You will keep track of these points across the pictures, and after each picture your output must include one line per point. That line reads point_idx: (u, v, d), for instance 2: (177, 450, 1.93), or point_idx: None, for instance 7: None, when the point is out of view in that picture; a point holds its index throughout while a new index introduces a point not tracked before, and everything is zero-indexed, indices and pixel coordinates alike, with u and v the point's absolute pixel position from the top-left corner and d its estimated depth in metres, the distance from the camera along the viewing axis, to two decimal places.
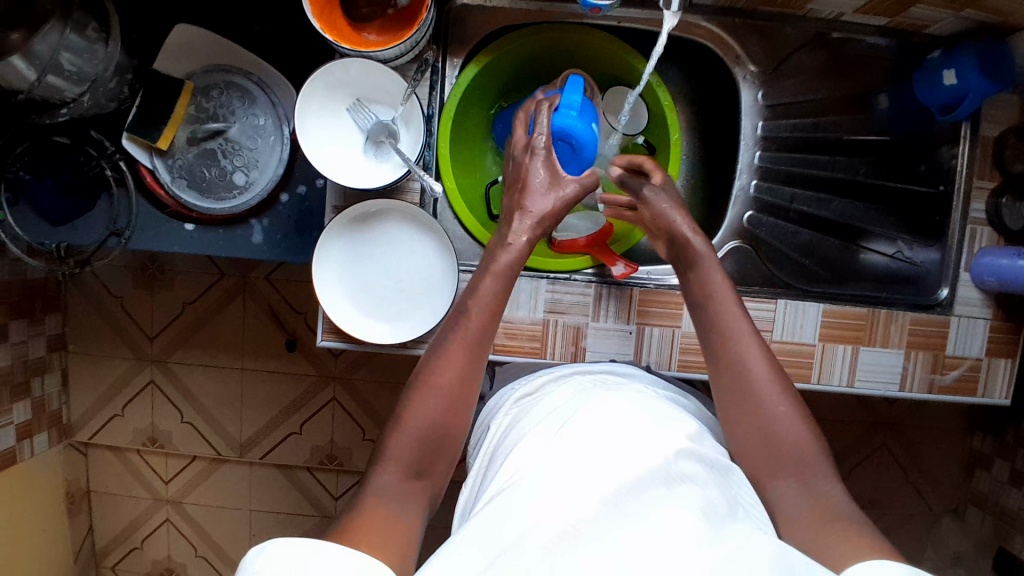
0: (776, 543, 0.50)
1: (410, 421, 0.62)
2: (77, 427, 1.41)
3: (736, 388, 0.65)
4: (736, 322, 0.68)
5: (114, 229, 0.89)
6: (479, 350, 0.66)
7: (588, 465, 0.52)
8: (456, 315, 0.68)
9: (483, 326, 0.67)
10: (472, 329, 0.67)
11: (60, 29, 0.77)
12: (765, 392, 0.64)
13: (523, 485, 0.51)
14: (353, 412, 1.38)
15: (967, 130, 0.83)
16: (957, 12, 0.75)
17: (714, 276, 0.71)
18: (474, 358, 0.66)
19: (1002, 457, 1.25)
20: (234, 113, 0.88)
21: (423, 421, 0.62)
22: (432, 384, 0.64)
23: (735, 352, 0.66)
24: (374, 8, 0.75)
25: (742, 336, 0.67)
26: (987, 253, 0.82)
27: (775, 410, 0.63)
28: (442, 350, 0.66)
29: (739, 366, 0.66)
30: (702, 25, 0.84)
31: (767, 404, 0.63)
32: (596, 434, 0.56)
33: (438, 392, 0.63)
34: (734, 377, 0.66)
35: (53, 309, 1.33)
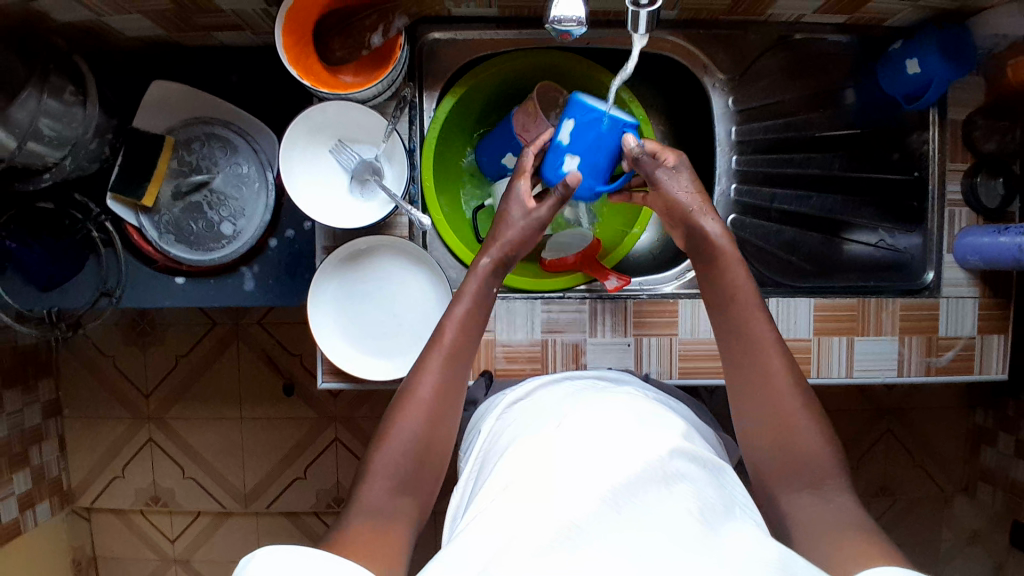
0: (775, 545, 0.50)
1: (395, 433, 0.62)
2: (78, 492, 1.38)
3: (753, 381, 0.65)
4: (755, 318, 0.67)
5: (104, 289, 0.90)
6: (459, 360, 0.67)
7: (589, 467, 0.53)
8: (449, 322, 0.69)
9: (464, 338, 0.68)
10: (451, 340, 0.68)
11: (36, 95, 0.76)
12: (785, 392, 0.63)
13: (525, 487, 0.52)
14: (358, 450, 1.37)
15: (934, 116, 0.85)
16: (915, 2, 0.77)
17: (733, 275, 0.70)
18: (466, 364, 0.67)
19: (1007, 430, 1.25)
20: (217, 164, 0.89)
21: (408, 437, 0.62)
22: (415, 396, 0.64)
23: (754, 350, 0.66)
24: (348, 51, 0.76)
25: (756, 330, 0.67)
26: (968, 233, 0.84)
27: (789, 407, 0.63)
28: (423, 368, 0.66)
29: (761, 364, 0.65)
30: (668, 38, 0.86)
31: (782, 402, 0.63)
32: (595, 439, 0.56)
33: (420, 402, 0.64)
34: (749, 373, 0.65)
35: (44, 375, 1.32)
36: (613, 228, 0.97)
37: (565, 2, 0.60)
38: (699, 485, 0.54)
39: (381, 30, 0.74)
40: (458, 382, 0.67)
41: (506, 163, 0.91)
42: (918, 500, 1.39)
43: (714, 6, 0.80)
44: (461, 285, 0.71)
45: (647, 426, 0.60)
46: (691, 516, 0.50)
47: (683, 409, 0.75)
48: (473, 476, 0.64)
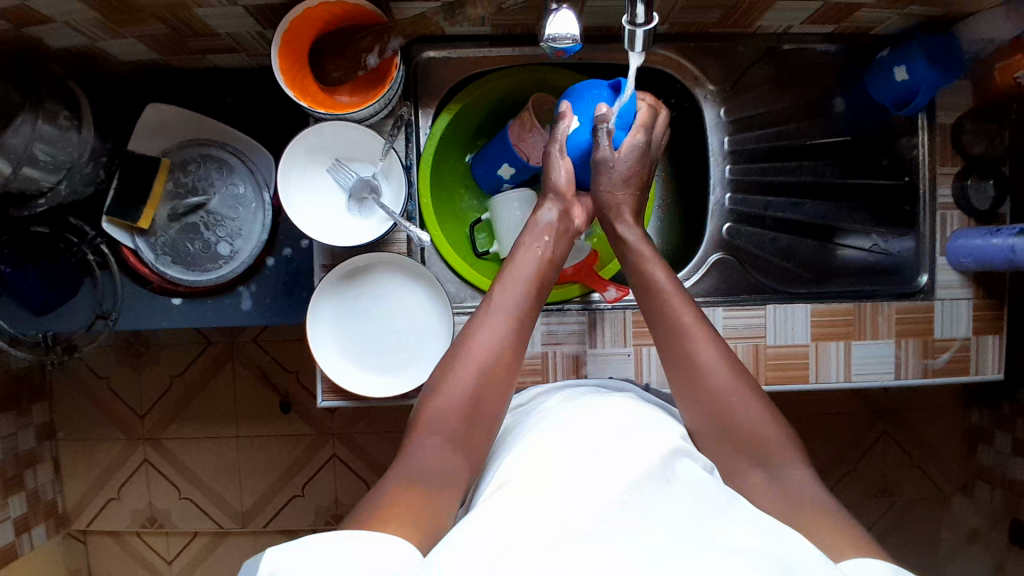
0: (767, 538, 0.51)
1: (451, 384, 0.65)
2: (73, 516, 1.37)
3: (685, 371, 0.68)
4: (680, 308, 0.71)
5: (100, 311, 0.89)
6: (519, 316, 0.71)
7: (600, 490, 0.54)
8: (464, 339, 0.69)
9: (525, 298, 0.72)
10: (514, 295, 0.72)
11: (31, 120, 0.76)
12: (720, 378, 0.66)
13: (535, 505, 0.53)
14: (357, 467, 1.36)
15: (924, 120, 0.87)
16: (901, 10, 0.78)
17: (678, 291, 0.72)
18: (485, 380, 0.66)
19: (1003, 429, 1.26)
20: (213, 185, 0.89)
21: (464, 388, 0.65)
22: (474, 345, 0.68)
23: (682, 340, 0.69)
24: (344, 71, 0.76)
25: (682, 319, 0.70)
26: (960, 235, 0.85)
27: (726, 391, 0.66)
28: (439, 380, 0.66)
29: (691, 352, 0.68)
30: (658, 51, 0.86)
31: (721, 388, 0.66)
32: (613, 450, 0.59)
33: (479, 353, 0.67)
34: (681, 364, 0.68)
35: (38, 399, 1.30)
36: (610, 237, 0.97)
37: (561, 20, 0.60)
38: (707, 492, 0.56)
39: (376, 51, 0.73)
40: (520, 340, 0.70)
41: (501, 175, 0.91)
42: (917, 501, 1.40)
43: (704, 19, 0.81)
44: (489, 295, 0.72)
45: (649, 433, 0.62)
46: (698, 521, 0.52)
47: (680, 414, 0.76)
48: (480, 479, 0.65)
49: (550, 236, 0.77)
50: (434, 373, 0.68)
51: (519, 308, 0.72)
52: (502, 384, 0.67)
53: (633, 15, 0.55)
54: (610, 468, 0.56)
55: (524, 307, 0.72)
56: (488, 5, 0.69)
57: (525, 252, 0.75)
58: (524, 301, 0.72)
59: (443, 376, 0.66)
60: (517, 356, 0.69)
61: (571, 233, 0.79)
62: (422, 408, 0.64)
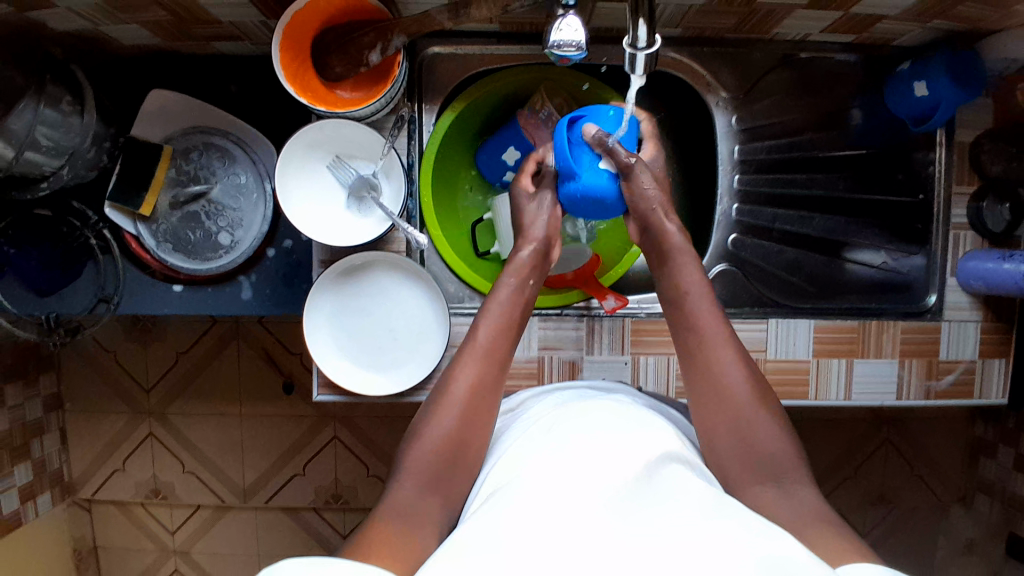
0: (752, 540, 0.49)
1: (430, 430, 0.64)
2: (78, 484, 1.40)
3: (710, 389, 0.66)
4: (708, 321, 0.69)
5: (102, 295, 0.90)
6: (498, 356, 0.69)
7: (586, 511, 0.53)
8: (454, 367, 0.68)
9: (504, 337, 0.70)
10: (495, 334, 0.70)
11: (33, 105, 0.76)
12: (745, 394, 0.65)
13: (522, 515, 0.52)
14: (356, 449, 1.37)
15: (942, 136, 0.84)
16: (925, 23, 0.75)
17: (701, 304, 0.70)
18: (472, 411, 0.65)
19: (1006, 443, 1.24)
20: (215, 174, 0.89)
21: (444, 430, 0.63)
22: (452, 391, 0.66)
23: (710, 356, 0.68)
24: (347, 67, 0.74)
25: (705, 329, 0.69)
26: (971, 258, 0.82)
27: (748, 409, 0.64)
28: (431, 409, 0.66)
29: (717, 366, 0.67)
30: (670, 56, 0.84)
31: (744, 407, 0.65)
32: (608, 463, 0.59)
33: (458, 397, 0.65)
34: (705, 376, 0.67)
35: (45, 370, 1.32)
36: (612, 244, 0.96)
37: (566, 27, 0.59)
38: (696, 488, 0.57)
39: (379, 47, 0.72)
40: (496, 381, 0.68)
41: (507, 160, 0.91)
42: (914, 509, 1.39)
43: (719, 25, 0.78)
44: (477, 318, 0.71)
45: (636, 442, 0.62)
46: (691, 512, 0.53)
47: (676, 416, 0.76)
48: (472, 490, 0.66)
49: (529, 276, 0.75)
50: (425, 403, 0.67)
51: (503, 327, 0.71)
52: (487, 416, 0.66)
53: (635, 38, 0.54)
54: (607, 475, 0.57)
55: (500, 347, 0.70)
56: (492, 6, 0.66)
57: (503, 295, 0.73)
58: (507, 320, 0.71)
59: (423, 419, 0.65)
60: (498, 375, 0.69)
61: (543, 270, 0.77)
62: (405, 449, 0.64)
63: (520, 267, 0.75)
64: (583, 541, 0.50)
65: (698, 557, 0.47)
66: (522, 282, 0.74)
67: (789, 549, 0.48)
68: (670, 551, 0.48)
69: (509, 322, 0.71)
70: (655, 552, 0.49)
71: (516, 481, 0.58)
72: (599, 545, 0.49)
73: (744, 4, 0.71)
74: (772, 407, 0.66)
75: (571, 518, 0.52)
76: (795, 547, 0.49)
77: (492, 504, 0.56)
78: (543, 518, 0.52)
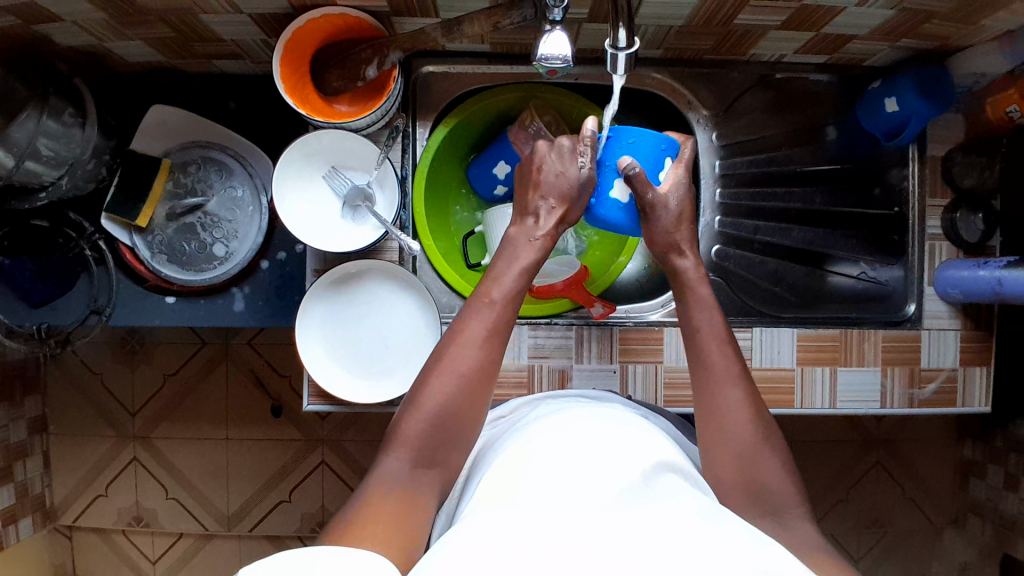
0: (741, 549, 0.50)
1: (425, 401, 0.65)
2: (59, 511, 1.37)
3: (711, 420, 0.67)
4: (723, 359, 0.70)
5: (95, 306, 0.90)
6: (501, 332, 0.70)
7: (581, 516, 0.53)
8: (440, 355, 0.68)
9: (509, 318, 0.71)
10: (500, 313, 0.71)
11: (37, 115, 0.78)
12: (747, 435, 0.66)
13: (514, 522, 0.53)
14: (344, 474, 1.36)
15: (914, 151, 0.88)
16: (894, 43, 0.80)
17: (713, 337, 0.72)
18: (460, 399, 0.66)
19: (995, 462, 1.25)
20: (212, 186, 0.90)
21: (440, 403, 0.65)
22: (452, 364, 0.67)
23: (714, 390, 0.69)
24: (344, 82, 0.78)
25: (719, 368, 0.70)
26: (948, 267, 0.85)
27: (751, 445, 0.65)
28: (417, 397, 0.66)
29: (721, 404, 0.68)
30: (653, 75, 0.88)
31: (749, 446, 0.65)
32: (601, 473, 0.59)
33: (456, 369, 0.66)
34: (706, 408, 0.68)
35: (31, 392, 1.30)
36: (603, 257, 0.98)
37: (553, 41, 0.61)
38: (688, 493, 0.59)
39: (375, 63, 0.75)
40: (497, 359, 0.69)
41: (498, 174, 0.93)
42: (907, 533, 1.38)
43: (697, 46, 0.83)
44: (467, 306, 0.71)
45: (629, 451, 0.63)
46: (691, 513, 0.55)
47: (664, 422, 0.77)
48: (462, 488, 0.66)
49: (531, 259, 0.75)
50: (411, 389, 0.67)
51: (498, 316, 0.70)
52: (484, 390, 0.67)
53: (615, 39, 0.57)
54: (605, 480, 0.58)
55: (499, 326, 0.70)
56: (484, 23, 0.70)
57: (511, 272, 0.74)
58: (504, 307, 0.71)
59: (416, 395, 0.66)
60: (491, 361, 0.68)
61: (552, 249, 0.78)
62: (401, 419, 0.65)
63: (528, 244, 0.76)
64: (575, 544, 0.50)
65: (697, 556, 0.48)
66: (533, 261, 0.75)
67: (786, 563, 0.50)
68: (661, 546, 0.49)
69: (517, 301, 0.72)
70: (652, 546, 0.50)
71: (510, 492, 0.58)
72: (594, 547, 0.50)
73: (720, 25, 0.76)
74: (773, 443, 0.66)
75: (572, 524, 0.52)
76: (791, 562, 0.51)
77: (482, 514, 0.56)
78: (534, 526, 0.52)
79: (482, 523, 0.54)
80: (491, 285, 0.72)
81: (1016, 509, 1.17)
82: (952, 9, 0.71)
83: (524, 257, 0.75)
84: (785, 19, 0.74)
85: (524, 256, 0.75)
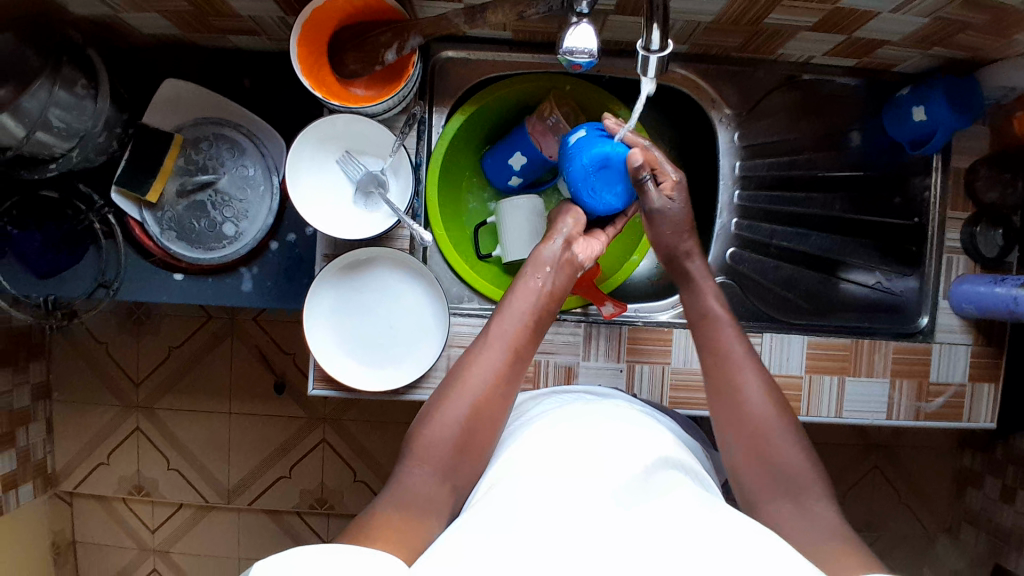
0: (746, 554, 0.50)
1: (443, 416, 0.66)
2: (61, 477, 1.38)
3: (731, 405, 0.69)
4: (729, 344, 0.73)
5: (102, 280, 0.90)
6: (513, 350, 0.72)
7: (601, 509, 0.54)
8: (460, 369, 0.70)
9: (522, 333, 0.73)
10: (513, 328, 0.73)
11: (48, 86, 0.76)
12: (762, 411, 0.68)
13: (528, 510, 0.53)
14: (345, 453, 1.36)
15: (939, 161, 0.86)
16: (927, 50, 0.78)
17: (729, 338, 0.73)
18: (475, 411, 0.67)
19: (993, 474, 1.25)
20: (223, 164, 0.89)
21: (457, 419, 0.66)
22: (465, 384, 0.68)
23: (732, 376, 0.71)
24: (362, 66, 0.75)
25: (725, 352, 0.73)
26: (965, 280, 0.84)
27: (761, 426, 0.67)
28: (435, 407, 0.68)
29: (734, 385, 0.70)
30: (679, 71, 0.86)
31: (760, 424, 0.67)
32: (604, 463, 0.59)
33: (472, 386, 0.68)
34: (725, 400, 0.70)
35: (36, 357, 1.31)
36: (612, 254, 0.98)
37: (580, 33, 0.60)
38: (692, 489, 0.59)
39: (395, 47, 0.73)
40: (513, 372, 0.71)
41: (513, 165, 0.91)
42: (901, 539, 1.38)
43: (726, 43, 0.81)
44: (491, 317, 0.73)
45: (631, 445, 0.63)
46: (689, 512, 0.54)
47: (672, 423, 0.77)
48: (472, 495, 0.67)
49: (549, 268, 0.77)
50: (429, 401, 0.69)
51: (522, 328, 0.73)
52: (500, 406, 0.69)
53: (649, 41, 0.55)
54: (605, 472, 0.58)
55: (520, 341, 0.73)
56: (509, 11, 0.68)
57: (525, 287, 0.76)
58: (525, 317, 0.74)
59: (434, 406, 0.68)
60: (511, 371, 0.71)
61: (574, 268, 0.79)
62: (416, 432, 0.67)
63: (542, 260, 0.77)
64: (587, 539, 0.50)
65: (694, 560, 0.48)
66: (547, 276, 0.77)
67: (788, 561, 0.50)
68: (663, 552, 0.49)
69: (532, 314, 0.74)
70: (644, 548, 0.50)
71: (506, 480, 0.59)
72: (592, 539, 0.50)
73: (751, 23, 0.74)
74: (784, 420, 0.68)
75: (566, 515, 0.52)
76: (795, 560, 0.51)
77: (489, 501, 0.57)
78: (521, 515, 0.53)
79: (501, 508, 0.54)
80: (515, 293, 0.75)
81: (1012, 521, 1.17)
82: (988, 21, 0.69)
83: (534, 274, 0.77)
84: (818, 20, 0.72)
85: (538, 270, 0.77)
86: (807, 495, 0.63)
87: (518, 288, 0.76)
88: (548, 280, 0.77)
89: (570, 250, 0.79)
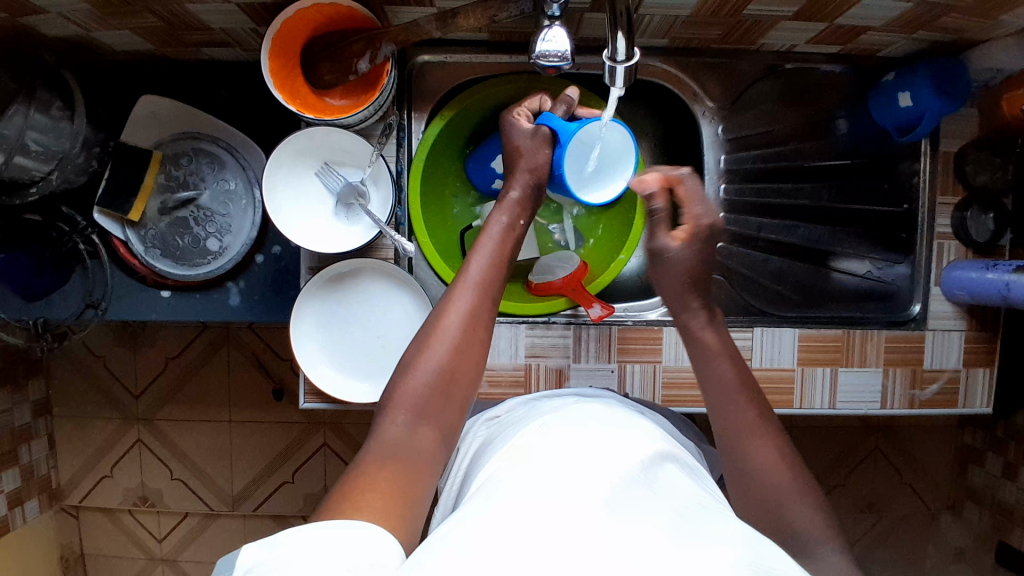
0: (733, 545, 0.49)
1: (423, 360, 0.67)
2: (66, 491, 1.39)
3: (726, 423, 0.68)
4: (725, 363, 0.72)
5: (90, 300, 0.90)
6: (486, 294, 0.72)
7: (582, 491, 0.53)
8: (435, 317, 0.70)
9: (494, 277, 0.73)
10: (484, 273, 0.73)
11: (25, 109, 0.76)
12: (760, 439, 0.66)
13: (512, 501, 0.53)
14: (347, 457, 1.37)
15: (927, 145, 0.85)
16: (910, 34, 0.76)
17: (727, 364, 0.72)
18: (456, 359, 0.68)
19: (994, 451, 1.24)
20: (204, 179, 0.89)
21: (436, 362, 0.67)
22: (442, 329, 0.69)
23: (730, 397, 0.69)
24: (336, 75, 0.74)
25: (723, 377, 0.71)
26: (957, 267, 0.84)
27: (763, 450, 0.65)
28: (415, 354, 0.67)
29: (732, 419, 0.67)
30: (659, 65, 0.85)
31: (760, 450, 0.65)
32: (594, 453, 0.59)
33: (448, 330, 0.68)
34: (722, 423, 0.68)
35: (34, 375, 1.31)
36: (601, 256, 0.96)
37: (553, 37, 0.59)
38: (682, 485, 0.59)
39: (368, 56, 0.71)
40: (485, 312, 0.71)
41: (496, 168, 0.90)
42: (904, 517, 1.39)
43: (705, 36, 0.79)
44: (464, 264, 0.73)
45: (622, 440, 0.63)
46: (679, 508, 0.54)
47: (662, 420, 0.77)
48: (462, 480, 0.67)
49: (518, 216, 0.78)
50: (407, 353, 0.69)
51: (492, 270, 0.74)
52: (477, 349, 0.70)
53: (615, 51, 0.55)
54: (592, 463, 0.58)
55: (490, 282, 0.73)
56: (479, 16, 0.66)
57: (494, 234, 0.76)
58: (497, 258, 0.75)
59: (413, 354, 0.68)
60: (485, 315, 0.71)
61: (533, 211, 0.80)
62: (396, 384, 0.66)
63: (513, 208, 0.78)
64: (565, 529, 0.49)
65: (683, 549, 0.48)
66: (515, 225, 0.77)
67: (776, 556, 0.50)
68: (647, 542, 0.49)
69: (502, 257, 0.75)
70: (634, 534, 0.49)
71: (487, 482, 0.58)
72: (573, 526, 0.49)
73: (730, 15, 0.72)
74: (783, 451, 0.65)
75: (550, 509, 0.51)
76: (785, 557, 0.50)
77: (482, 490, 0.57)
78: (505, 511, 0.51)
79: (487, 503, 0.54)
80: (488, 236, 0.76)
81: (1014, 498, 1.17)
82: (971, 4, 0.68)
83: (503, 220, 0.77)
84: (797, 10, 0.71)
85: (508, 213, 0.77)
86: (805, 495, 0.62)
87: (490, 232, 0.76)
88: (516, 228, 0.77)
89: (538, 193, 0.80)
